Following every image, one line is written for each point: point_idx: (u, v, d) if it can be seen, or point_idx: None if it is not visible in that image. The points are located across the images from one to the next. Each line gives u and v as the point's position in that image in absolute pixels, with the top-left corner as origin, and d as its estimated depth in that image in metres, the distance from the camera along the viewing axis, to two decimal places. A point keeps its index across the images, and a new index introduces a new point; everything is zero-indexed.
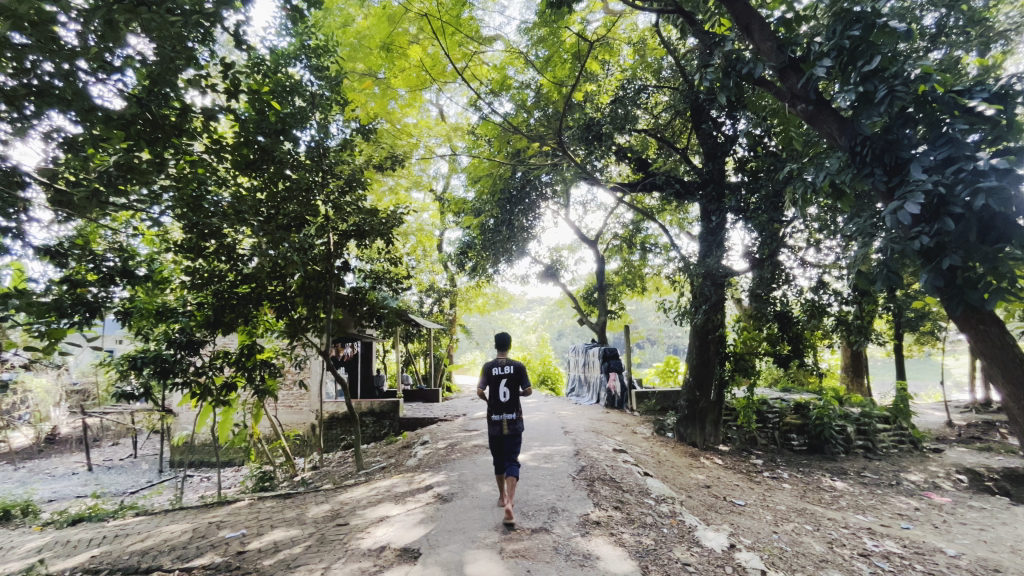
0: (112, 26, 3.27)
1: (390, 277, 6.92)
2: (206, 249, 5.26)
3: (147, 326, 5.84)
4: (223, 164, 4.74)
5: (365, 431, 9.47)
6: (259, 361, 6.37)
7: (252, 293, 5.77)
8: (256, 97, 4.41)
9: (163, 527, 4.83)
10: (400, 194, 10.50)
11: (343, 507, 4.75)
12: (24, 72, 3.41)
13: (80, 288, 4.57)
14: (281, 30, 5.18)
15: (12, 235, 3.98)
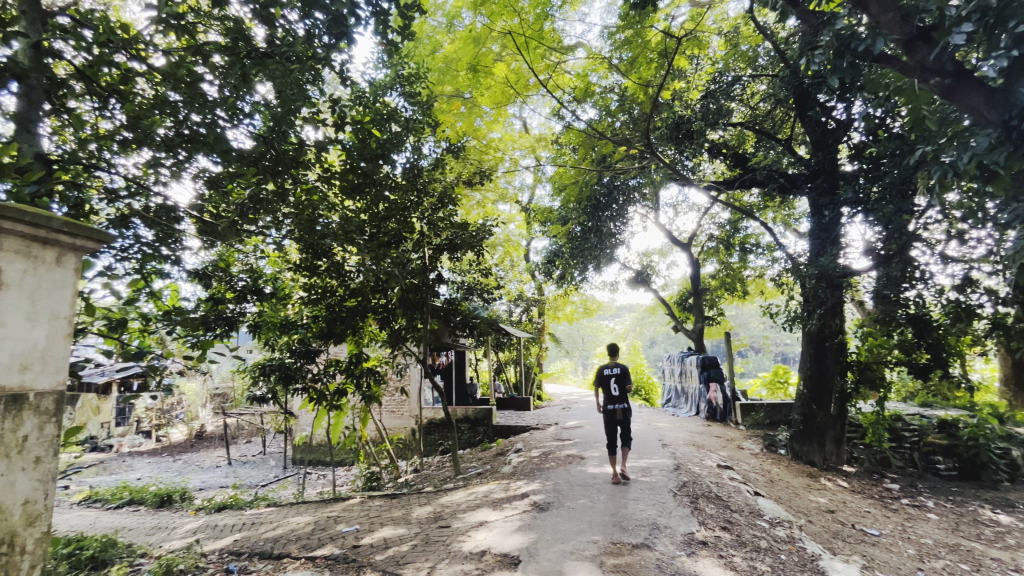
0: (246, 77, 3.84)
1: (481, 287, 7.20)
2: (320, 267, 5.87)
3: (273, 338, 6.57)
4: (333, 191, 5.22)
5: (461, 437, 9.78)
6: (366, 369, 6.89)
7: (358, 306, 6.24)
8: (359, 127, 4.86)
9: (290, 518, 5.39)
10: (487, 207, 10.85)
11: (444, 510, 4.95)
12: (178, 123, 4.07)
13: (221, 305, 5.40)
14: (379, 65, 5.62)
15: (171, 262, 4.72)
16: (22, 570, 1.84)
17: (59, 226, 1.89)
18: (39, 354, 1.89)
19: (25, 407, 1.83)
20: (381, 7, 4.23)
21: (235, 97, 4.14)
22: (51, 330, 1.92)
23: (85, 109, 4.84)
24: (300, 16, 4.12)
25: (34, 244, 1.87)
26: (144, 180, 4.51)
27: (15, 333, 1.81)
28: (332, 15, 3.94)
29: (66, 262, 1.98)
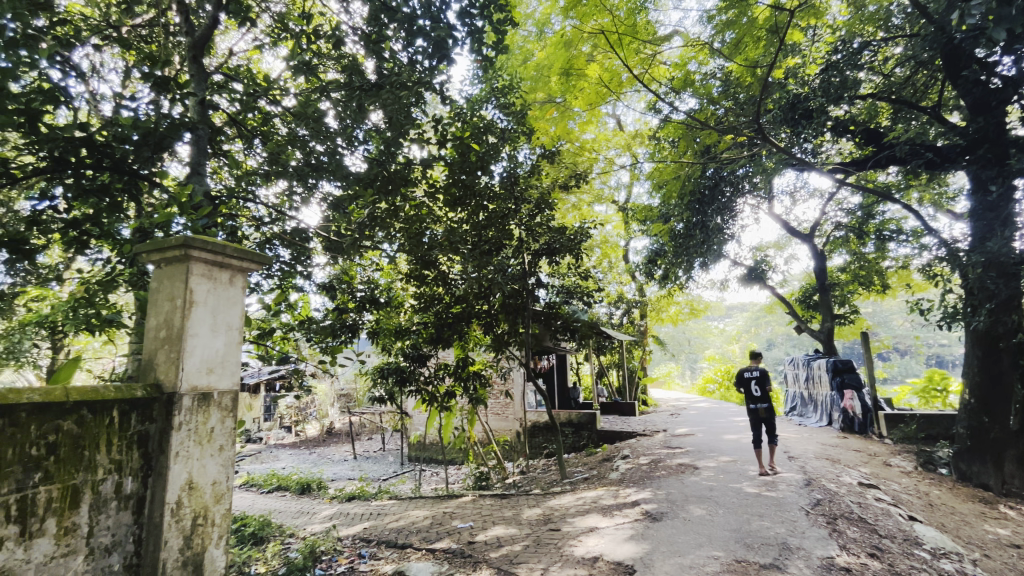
0: (359, 109, 4.27)
1: (580, 291, 7.12)
2: (427, 277, 6.26)
3: (390, 344, 7.14)
4: (437, 204, 5.68)
5: (566, 441, 9.77)
6: (472, 372, 7.18)
7: (462, 312, 6.54)
8: (460, 142, 5.12)
9: (410, 512, 5.80)
10: (583, 209, 10.77)
11: (553, 513, 4.98)
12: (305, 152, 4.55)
13: (344, 314, 5.98)
14: (475, 81, 5.84)
15: (303, 276, 5.34)
16: (213, 538, 2.18)
17: (232, 251, 2.26)
18: (220, 358, 2.25)
19: (211, 403, 2.20)
20: (476, 26, 4.42)
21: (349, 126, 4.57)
22: (227, 338, 2.29)
23: (237, 150, 5.69)
24: (403, 46, 4.45)
25: (215, 268, 2.24)
26: (281, 207, 5.17)
27: (203, 342, 2.18)
28: (434, 41, 4.21)
29: (237, 281, 2.36)
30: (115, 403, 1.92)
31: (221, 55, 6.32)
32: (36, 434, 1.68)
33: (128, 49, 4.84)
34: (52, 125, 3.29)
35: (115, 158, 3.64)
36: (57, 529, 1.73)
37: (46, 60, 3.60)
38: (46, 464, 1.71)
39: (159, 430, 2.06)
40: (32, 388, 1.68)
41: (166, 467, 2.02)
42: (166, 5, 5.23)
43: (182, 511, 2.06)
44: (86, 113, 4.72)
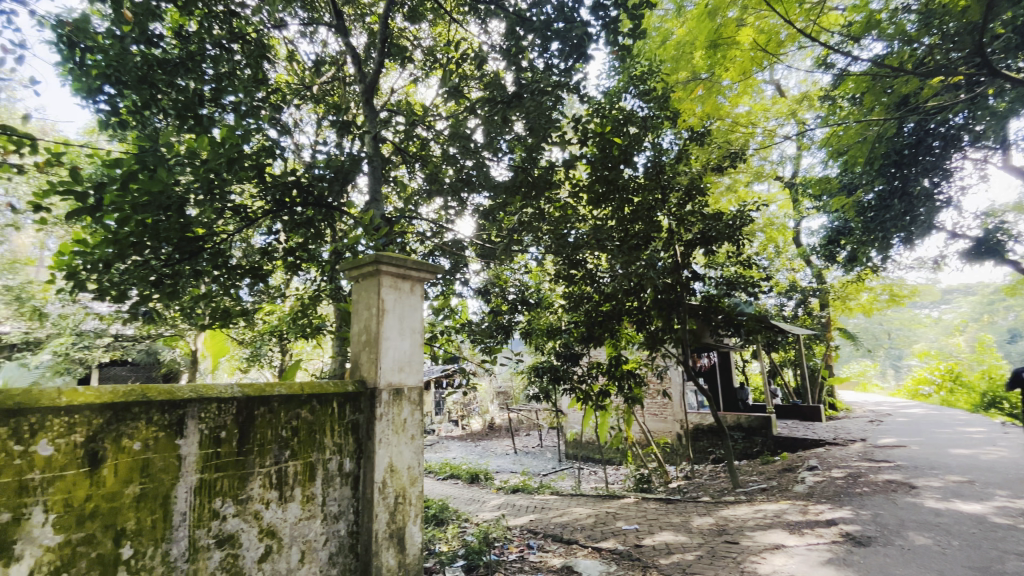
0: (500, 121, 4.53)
1: (744, 281, 6.35)
2: (576, 276, 6.20)
3: (543, 343, 7.33)
4: (581, 204, 5.58)
5: (736, 447, 8.91)
6: (626, 371, 6.96)
7: (614, 309, 6.27)
8: (601, 138, 5.01)
9: (573, 508, 5.89)
10: (740, 190, 9.75)
11: (728, 524, 4.57)
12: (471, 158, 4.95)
13: (499, 316, 6.18)
14: (613, 73, 5.69)
15: (460, 281, 5.80)
16: (411, 516, 2.49)
17: (412, 264, 2.56)
18: (408, 359, 2.57)
19: (403, 397, 2.52)
20: (610, 16, 4.32)
21: (493, 138, 4.82)
22: (412, 341, 2.59)
23: (403, 175, 6.44)
24: (540, 53, 4.57)
25: (400, 279, 2.56)
26: (440, 221, 5.71)
27: (394, 344, 2.50)
28: (571, 41, 4.22)
29: (417, 290, 2.65)
30: (334, 396, 2.32)
31: (386, 94, 7.27)
32: (283, 419, 2.12)
33: (318, 104, 5.87)
34: (273, 175, 4.14)
35: (316, 196, 4.42)
36: (302, 496, 2.14)
37: (266, 123, 4.55)
38: (292, 443, 2.13)
39: (366, 419, 2.43)
40: (279, 383, 2.12)
41: (373, 452, 2.36)
42: (343, 61, 6.21)
43: (387, 490, 2.38)
44: (293, 161, 5.84)
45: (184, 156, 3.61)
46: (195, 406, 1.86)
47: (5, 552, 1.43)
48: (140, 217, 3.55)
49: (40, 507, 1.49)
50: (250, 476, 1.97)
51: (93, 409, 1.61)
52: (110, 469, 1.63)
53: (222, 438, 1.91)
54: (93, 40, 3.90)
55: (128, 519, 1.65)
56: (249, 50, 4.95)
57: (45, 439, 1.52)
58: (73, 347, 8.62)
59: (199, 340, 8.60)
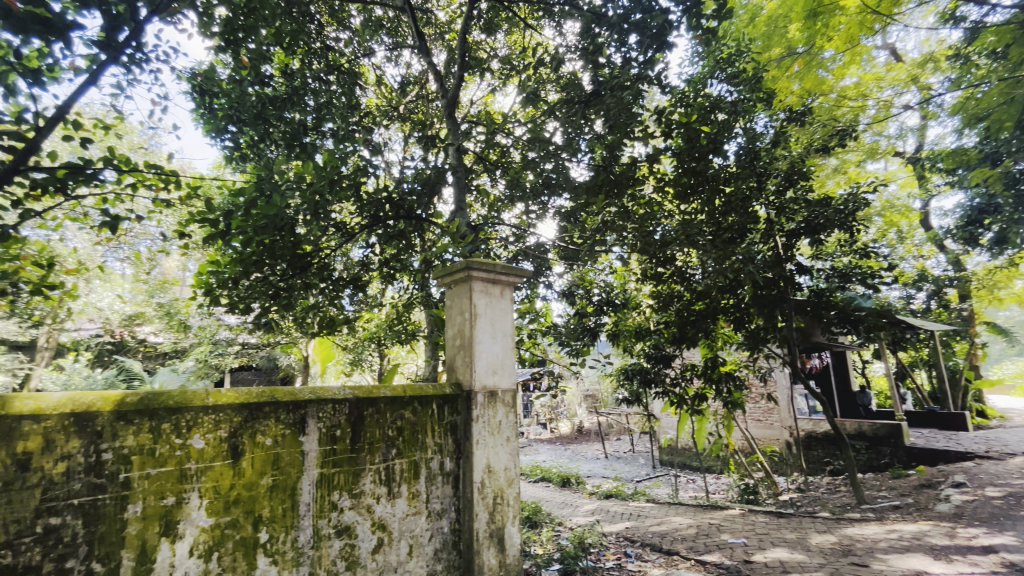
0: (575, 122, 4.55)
1: (860, 272, 5.64)
2: (664, 275, 5.81)
3: (631, 344, 7.10)
4: (667, 198, 5.31)
5: (858, 458, 7.97)
6: (724, 373, 6.50)
7: (708, 308, 5.85)
8: (687, 128, 4.67)
9: (672, 517, 5.61)
10: (850, 172, 8.77)
11: (854, 544, 4.09)
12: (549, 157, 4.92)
13: (584, 317, 6.01)
14: (695, 59, 5.39)
15: (544, 284, 5.81)
16: (509, 517, 2.52)
17: (501, 268, 2.61)
18: (500, 362, 2.61)
19: (497, 399, 2.57)
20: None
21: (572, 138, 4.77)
22: (504, 344, 2.63)
23: (485, 184, 6.61)
24: (617, 48, 4.46)
25: (490, 284, 2.62)
26: (522, 226, 5.77)
27: (487, 348, 2.56)
28: (653, 30, 4.06)
29: (506, 294, 2.69)
30: (434, 398, 2.43)
31: (466, 106, 7.53)
32: (389, 420, 2.26)
33: (404, 122, 6.22)
34: (368, 192, 4.43)
35: (408, 209, 4.72)
36: (408, 493, 2.26)
37: (360, 145, 4.90)
38: (397, 442, 2.26)
39: (464, 421, 2.51)
40: (384, 385, 2.27)
41: (471, 452, 2.43)
42: (425, 79, 6.55)
43: (485, 490, 2.43)
44: (385, 178, 6.25)
45: (293, 181, 3.94)
46: (314, 406, 2.04)
47: (172, 530, 1.66)
48: (261, 238, 4.03)
49: (196, 492, 1.72)
50: (362, 472, 2.12)
51: (233, 408, 1.84)
52: (248, 461, 1.84)
53: (338, 436, 2.08)
54: (218, 86, 4.49)
55: (264, 507, 1.85)
56: (343, 80, 5.39)
57: (198, 433, 1.75)
58: (211, 355, 9.93)
59: (310, 347, 9.47)
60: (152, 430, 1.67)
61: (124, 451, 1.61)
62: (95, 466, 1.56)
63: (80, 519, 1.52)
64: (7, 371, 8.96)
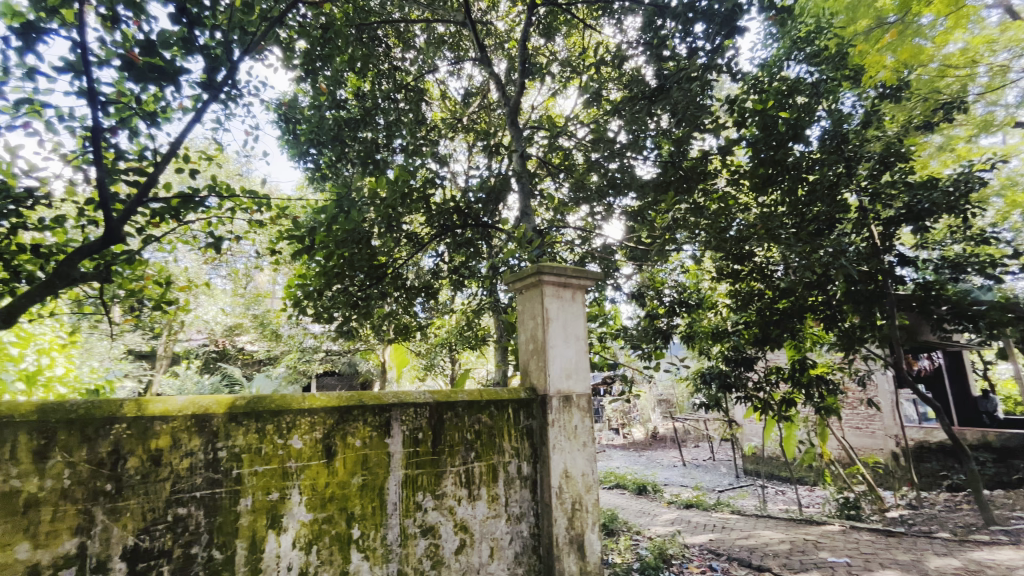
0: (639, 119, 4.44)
1: (977, 262, 4.98)
2: (741, 272, 5.41)
3: (707, 346, 6.75)
4: (744, 190, 5.00)
5: (983, 474, 7.01)
6: (815, 377, 5.99)
7: (793, 307, 5.30)
8: (762, 115, 4.38)
9: (761, 531, 5.24)
10: (958, 149, 7.80)
11: (985, 570, 3.59)
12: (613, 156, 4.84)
13: (656, 319, 5.77)
14: (768, 41, 5.07)
15: (612, 286, 5.69)
16: (589, 524, 2.48)
17: (572, 271, 2.59)
18: (574, 366, 2.59)
19: (572, 404, 2.55)
20: None
21: (636, 136, 4.64)
22: (577, 348, 2.61)
23: (549, 188, 6.61)
24: (682, 39, 4.30)
25: (561, 287, 2.61)
26: (588, 228, 5.70)
27: (560, 352, 2.55)
28: (721, 16, 3.87)
29: (577, 297, 2.66)
30: (509, 402, 2.45)
31: (527, 112, 7.59)
32: (468, 423, 2.31)
33: (468, 133, 6.39)
34: (437, 203, 4.58)
35: (476, 217, 4.84)
36: (488, 496, 2.30)
37: (427, 158, 5.09)
38: (476, 445, 2.31)
39: (540, 425, 2.51)
40: (462, 390, 2.32)
41: (548, 457, 2.43)
42: (487, 89, 6.69)
43: (564, 495, 2.42)
44: (452, 189, 6.45)
45: (368, 197, 4.20)
46: (397, 409, 2.14)
47: (277, 523, 1.80)
48: (341, 252, 4.31)
49: (297, 489, 1.86)
50: (444, 474, 2.18)
51: (326, 411, 1.97)
52: (341, 461, 1.96)
53: (420, 439, 2.16)
54: (301, 113, 4.88)
55: (355, 505, 1.96)
56: (411, 97, 5.64)
57: (297, 434, 1.90)
58: (299, 361, 10.73)
59: (387, 353, 9.94)
60: (258, 431, 1.82)
61: (236, 449, 1.77)
62: (212, 463, 1.73)
63: (202, 510, 1.69)
64: (135, 377, 10.23)
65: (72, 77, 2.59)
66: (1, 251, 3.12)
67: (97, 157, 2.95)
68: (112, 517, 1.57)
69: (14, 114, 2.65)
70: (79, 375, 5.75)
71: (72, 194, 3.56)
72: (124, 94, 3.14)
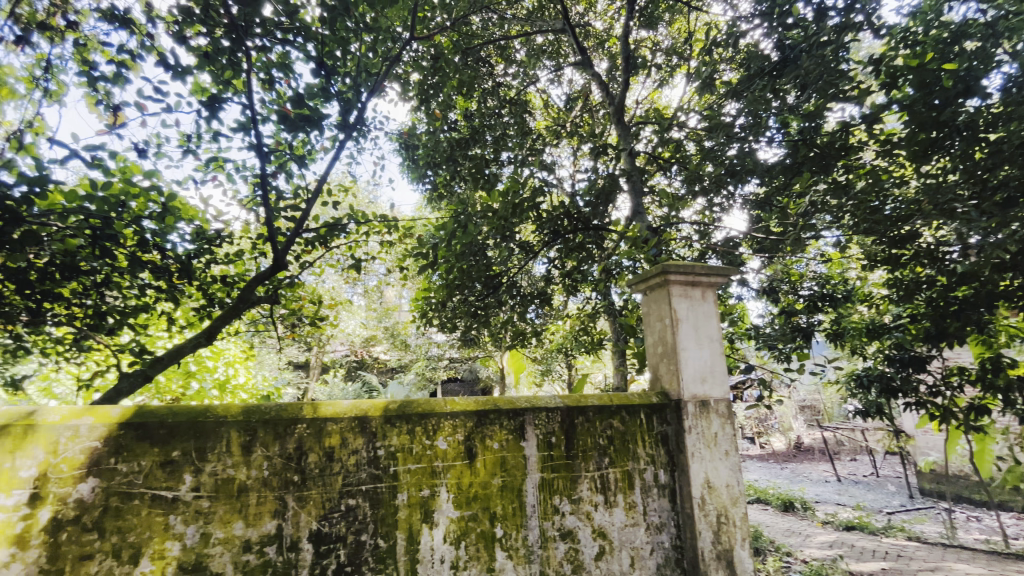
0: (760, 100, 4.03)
1: None
2: (903, 258, 4.50)
3: (862, 345, 5.87)
4: (897, 161, 4.29)
5: None
6: (1016, 378, 4.87)
7: (978, 295, 4.16)
8: (919, 71, 3.69)
9: (951, 564, 4.39)
10: None
11: None
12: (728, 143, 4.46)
13: (794, 316, 5.06)
14: None
15: (738, 283, 5.23)
16: (738, 540, 2.30)
17: (701, 269, 2.45)
18: (710, 368, 2.44)
19: (710, 410, 2.40)
20: None
21: (756, 118, 4.23)
22: (712, 350, 2.45)
23: (660, 183, 6.32)
24: (807, 1, 3.84)
25: (689, 287, 2.48)
26: (706, 222, 5.33)
27: (693, 354, 2.42)
28: None
29: (708, 296, 2.51)
30: (641, 407, 2.38)
31: (632, 108, 7.36)
32: (599, 428, 2.29)
33: (573, 138, 6.37)
34: (547, 210, 4.56)
35: (585, 217, 4.70)
36: (625, 503, 2.25)
37: (534, 168, 5.17)
38: (610, 451, 2.28)
39: (675, 431, 2.40)
40: (591, 394, 2.31)
41: (687, 465, 2.30)
42: (589, 91, 6.63)
43: (707, 507, 2.27)
44: (560, 195, 6.48)
45: (483, 210, 4.40)
46: (530, 414, 2.20)
47: (429, 518, 1.95)
48: (460, 265, 4.58)
49: (444, 487, 2.00)
50: (579, 479, 2.19)
51: (465, 414, 2.09)
52: (481, 462, 2.07)
53: (553, 443, 2.19)
54: (418, 140, 5.29)
55: (497, 505, 2.05)
56: (515, 110, 5.79)
57: (441, 436, 2.04)
58: (427, 369, 11.54)
59: (504, 360, 10.27)
60: (409, 432, 2.00)
61: (391, 448, 1.96)
62: (373, 460, 1.94)
63: (368, 502, 1.89)
64: (295, 385, 11.85)
65: (244, 134, 3.14)
66: (203, 283, 3.86)
67: (265, 199, 3.52)
68: (300, 503, 1.83)
69: (206, 171, 3.28)
70: (256, 383, 6.83)
71: (247, 232, 4.27)
72: (281, 143, 3.71)
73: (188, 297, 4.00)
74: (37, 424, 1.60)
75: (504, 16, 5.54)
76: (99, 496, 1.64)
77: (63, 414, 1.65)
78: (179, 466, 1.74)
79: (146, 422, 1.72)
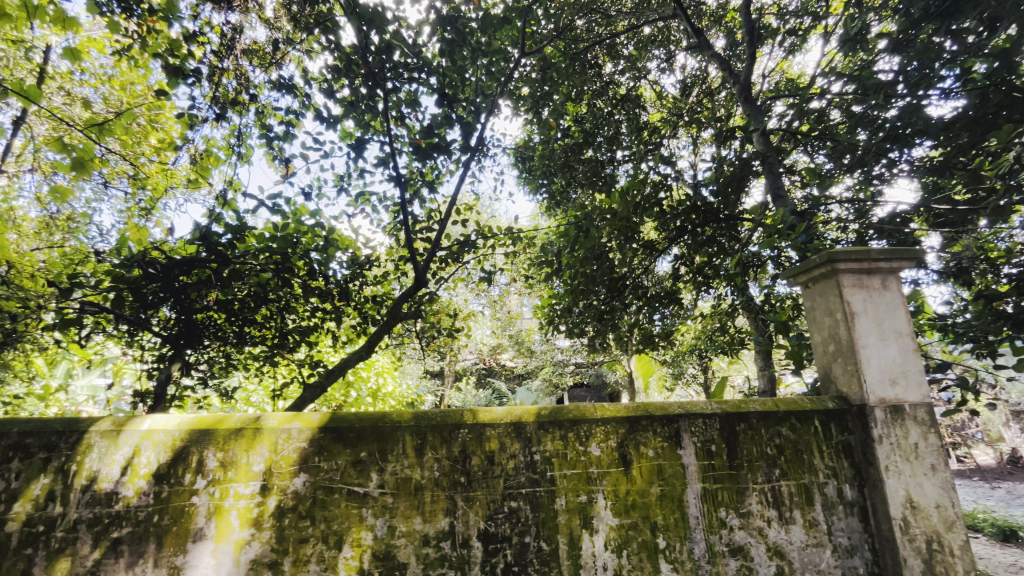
0: (926, 47, 3.38)
1: None
2: None
3: None
4: None
5: None
6: None
7: None
8: None
9: None
10: None
11: None
12: (885, 104, 3.80)
13: (998, 302, 3.96)
14: None
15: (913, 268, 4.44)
16: (960, 572, 1.92)
17: (877, 254, 2.13)
18: (901, 367, 2.10)
19: (905, 416, 2.06)
20: None
21: (922, 72, 3.57)
22: (901, 346, 2.11)
23: (801, 160, 5.64)
24: None
25: (864, 275, 2.17)
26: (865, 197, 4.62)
27: (876, 352, 2.10)
28: None
29: (891, 284, 2.17)
30: (814, 414, 2.13)
31: (759, 82, 6.71)
32: (766, 437, 2.10)
33: (693, 126, 6.00)
34: (671, 205, 4.32)
35: (712, 208, 4.35)
36: (804, 520, 2.02)
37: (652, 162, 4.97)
38: (780, 461, 2.07)
39: (861, 441, 2.10)
40: (751, 399, 2.14)
41: (881, 480, 1.99)
42: (707, 73, 6.20)
43: (913, 531, 1.94)
44: (682, 187, 6.14)
45: (603, 213, 4.34)
46: (685, 421, 2.09)
47: (589, 525, 1.96)
48: (584, 271, 4.67)
49: (601, 494, 1.99)
50: (746, 491, 2.02)
51: (617, 421, 2.07)
52: (637, 470, 2.02)
53: (714, 452, 2.06)
54: (534, 151, 5.41)
55: (657, 515, 1.98)
56: (627, 107, 5.64)
57: (594, 442, 2.05)
58: (553, 374, 11.68)
59: (632, 363, 9.98)
60: (562, 438, 2.04)
61: (546, 454, 2.02)
62: (530, 465, 2.01)
63: (528, 505, 1.96)
64: (433, 391, 12.83)
65: (385, 169, 3.51)
66: (361, 303, 4.39)
67: (405, 224, 3.89)
68: (468, 503, 1.96)
69: (358, 205, 3.74)
70: (403, 390, 7.54)
71: (391, 254, 4.76)
72: (415, 173, 4.08)
73: (349, 316, 4.57)
74: (262, 427, 1.97)
75: (609, 14, 5.46)
76: (308, 489, 1.94)
77: (279, 419, 2.00)
78: (367, 465, 1.98)
79: (340, 426, 2.00)
